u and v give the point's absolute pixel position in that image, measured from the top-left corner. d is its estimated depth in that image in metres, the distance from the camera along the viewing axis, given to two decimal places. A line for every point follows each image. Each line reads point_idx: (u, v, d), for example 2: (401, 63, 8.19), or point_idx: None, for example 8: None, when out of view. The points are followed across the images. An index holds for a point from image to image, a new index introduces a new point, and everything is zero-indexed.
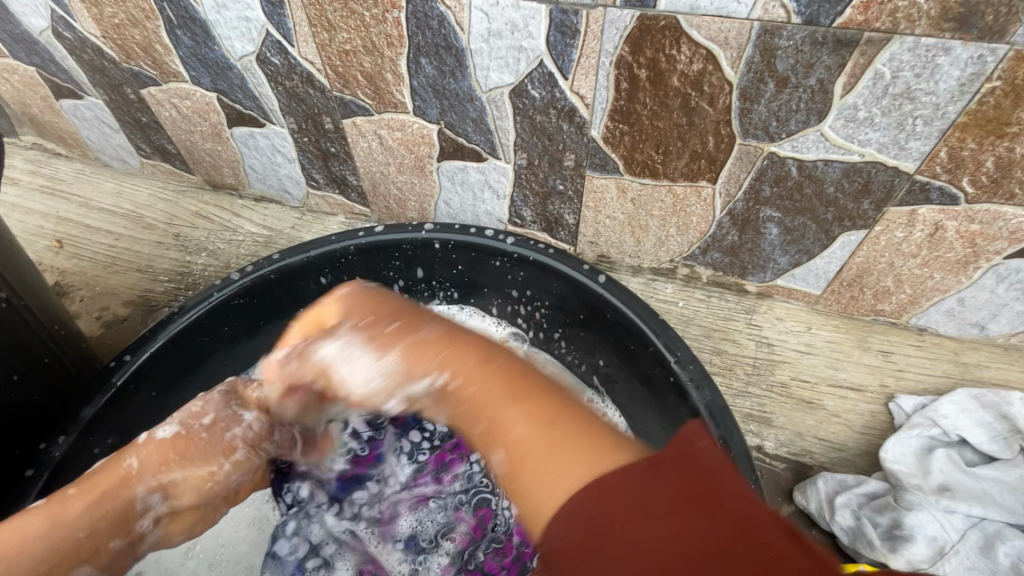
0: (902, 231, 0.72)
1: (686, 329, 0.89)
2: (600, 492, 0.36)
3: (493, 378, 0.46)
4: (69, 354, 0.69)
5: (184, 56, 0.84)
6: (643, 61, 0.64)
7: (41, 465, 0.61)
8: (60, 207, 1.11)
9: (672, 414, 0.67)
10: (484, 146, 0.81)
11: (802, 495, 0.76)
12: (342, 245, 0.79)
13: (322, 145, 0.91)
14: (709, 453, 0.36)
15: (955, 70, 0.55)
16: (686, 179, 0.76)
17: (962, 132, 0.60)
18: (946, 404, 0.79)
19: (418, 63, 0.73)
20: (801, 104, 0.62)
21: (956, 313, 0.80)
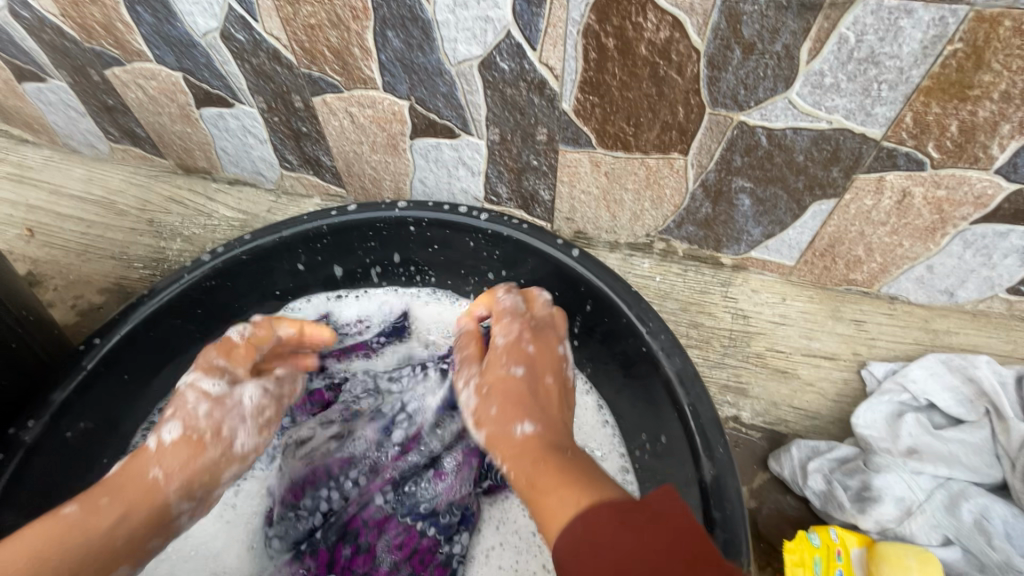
0: (871, 198, 0.72)
1: (663, 303, 0.90)
2: (592, 515, 0.42)
3: (526, 453, 0.51)
4: (38, 339, 0.68)
5: (146, 35, 0.82)
6: (610, 30, 0.63)
7: (12, 449, 0.60)
8: (29, 195, 1.09)
9: (644, 385, 0.67)
10: (456, 121, 0.80)
11: (776, 462, 0.78)
12: (315, 225, 0.78)
13: (294, 125, 0.90)
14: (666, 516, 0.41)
15: (917, 33, 0.55)
16: (658, 152, 0.75)
17: (925, 96, 0.60)
18: (916, 369, 0.80)
19: (384, 36, 0.72)
20: (768, 71, 0.62)
21: (925, 280, 0.82)
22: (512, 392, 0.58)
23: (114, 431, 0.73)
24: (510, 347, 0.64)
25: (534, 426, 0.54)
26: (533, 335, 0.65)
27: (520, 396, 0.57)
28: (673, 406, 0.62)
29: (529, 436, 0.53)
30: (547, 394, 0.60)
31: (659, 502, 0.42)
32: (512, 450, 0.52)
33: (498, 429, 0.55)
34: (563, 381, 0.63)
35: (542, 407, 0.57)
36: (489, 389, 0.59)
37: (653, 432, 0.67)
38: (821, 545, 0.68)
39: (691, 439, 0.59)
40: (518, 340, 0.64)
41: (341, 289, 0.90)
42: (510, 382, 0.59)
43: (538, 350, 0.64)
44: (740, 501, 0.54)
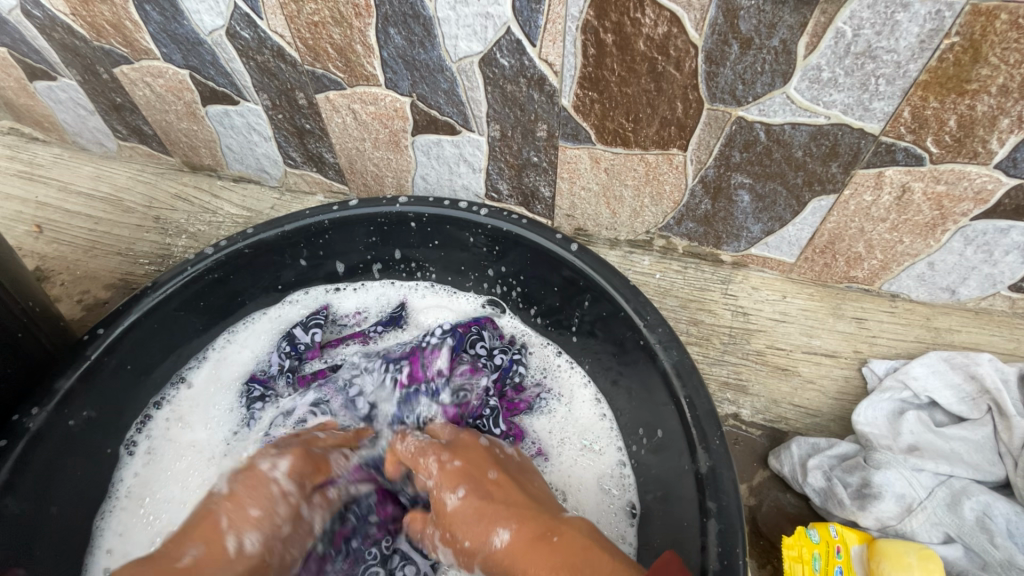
0: (870, 194, 0.72)
1: (663, 300, 0.90)
2: None
3: (519, 554, 0.56)
4: (45, 330, 0.69)
5: (155, 33, 0.84)
6: (609, 26, 0.64)
7: (15, 436, 0.61)
8: (39, 192, 1.11)
9: (642, 379, 0.67)
10: (457, 118, 0.81)
11: (776, 459, 0.77)
12: (317, 220, 0.79)
13: (297, 122, 0.91)
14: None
15: (914, 27, 0.55)
16: (657, 148, 0.76)
17: (923, 90, 0.60)
18: (917, 367, 0.80)
19: (386, 33, 0.73)
20: (766, 66, 0.63)
21: (926, 277, 0.81)
22: (460, 508, 0.60)
23: (114, 422, 0.74)
24: (441, 476, 0.63)
25: (509, 529, 0.58)
26: (450, 450, 0.65)
27: (478, 510, 0.60)
28: (670, 399, 0.62)
29: (510, 544, 0.57)
30: (495, 488, 0.61)
31: (665, 566, 0.50)
32: (511, 562, 0.56)
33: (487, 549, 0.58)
34: (498, 464, 0.65)
35: (503, 504, 0.60)
36: (448, 531, 0.61)
37: (649, 427, 0.67)
38: (820, 542, 0.68)
39: (688, 432, 0.59)
40: (440, 466, 0.64)
41: (341, 282, 0.90)
42: (456, 510, 0.61)
43: (463, 460, 0.64)
44: (736, 493, 0.54)
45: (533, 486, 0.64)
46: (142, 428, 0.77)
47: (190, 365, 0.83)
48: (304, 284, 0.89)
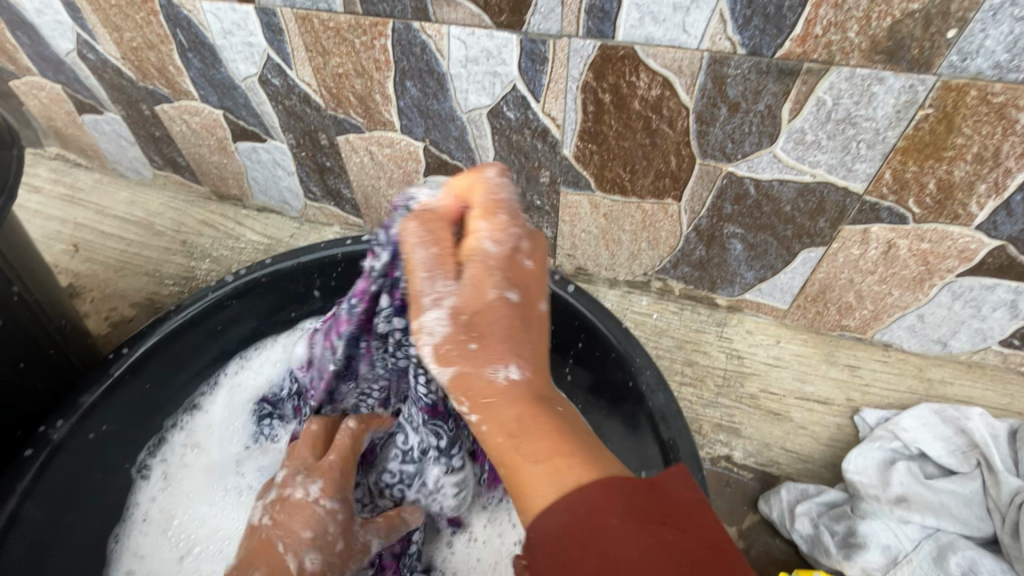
0: (858, 248, 0.75)
1: (658, 340, 0.92)
2: (590, 508, 0.37)
3: (512, 401, 0.44)
4: (71, 347, 0.76)
5: (194, 77, 0.92)
6: (606, 87, 0.69)
7: (39, 446, 0.65)
8: (78, 214, 1.19)
9: (628, 420, 0.70)
10: (466, 162, 0.86)
11: (765, 503, 0.78)
12: (331, 252, 0.84)
13: (319, 160, 0.97)
14: (682, 498, 0.39)
15: (889, 98, 0.59)
16: (652, 197, 0.80)
17: (902, 155, 0.63)
18: (907, 418, 0.81)
19: (403, 86, 0.79)
20: (753, 128, 0.67)
21: (917, 329, 0.83)
22: (497, 323, 0.45)
23: (134, 438, 0.78)
24: (502, 270, 0.45)
25: (522, 371, 0.45)
26: (530, 245, 0.48)
27: (509, 334, 0.45)
28: (654, 440, 0.64)
29: (518, 383, 0.44)
30: (535, 322, 0.47)
31: (670, 481, 0.40)
32: (495, 404, 0.44)
33: (496, 377, 0.44)
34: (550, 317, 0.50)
35: (534, 344, 0.47)
36: (467, 336, 0.45)
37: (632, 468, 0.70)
38: None
39: None
40: (510, 272, 0.45)
41: None
42: (503, 371, 0.44)
43: (535, 268, 0.48)
44: None
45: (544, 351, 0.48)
46: (154, 452, 0.81)
47: (202, 391, 0.86)
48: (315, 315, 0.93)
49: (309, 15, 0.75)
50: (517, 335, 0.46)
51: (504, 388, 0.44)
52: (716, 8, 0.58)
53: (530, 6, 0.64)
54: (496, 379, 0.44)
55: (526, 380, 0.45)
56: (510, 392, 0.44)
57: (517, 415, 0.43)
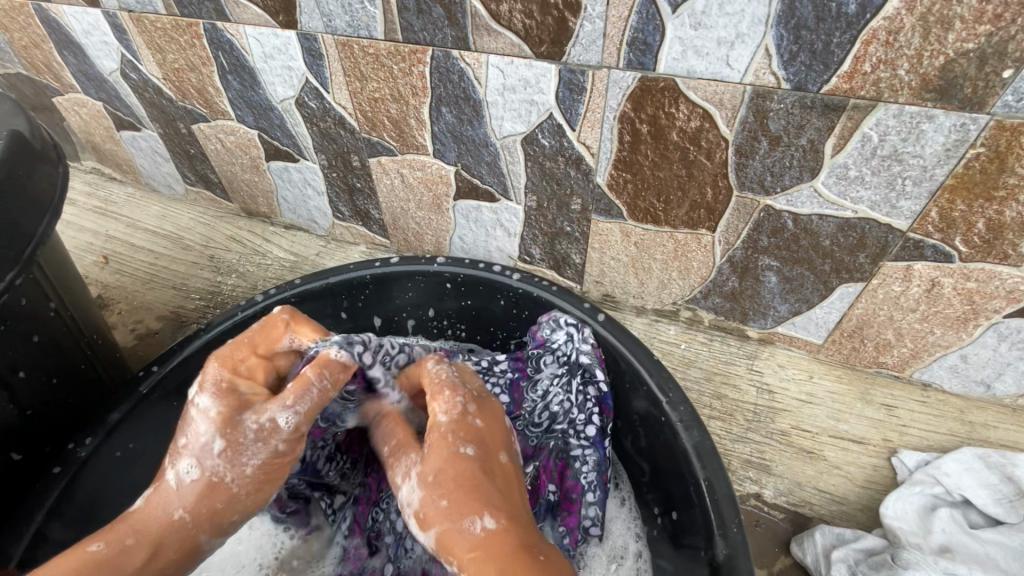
0: (899, 285, 0.73)
1: (687, 371, 0.91)
2: None
3: (457, 491, 0.51)
4: (100, 363, 0.76)
5: (232, 98, 0.93)
6: (644, 118, 0.69)
7: (67, 464, 0.64)
8: (110, 226, 1.21)
9: (659, 455, 0.68)
10: (497, 187, 0.86)
11: (798, 546, 0.75)
12: (359, 274, 0.84)
13: (349, 181, 0.98)
14: None
15: (939, 136, 0.58)
16: (686, 227, 0.79)
17: (950, 194, 0.62)
18: (949, 463, 0.77)
19: (439, 111, 0.80)
20: (794, 162, 0.66)
21: (959, 369, 0.80)
22: (484, 428, 0.57)
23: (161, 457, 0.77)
24: (457, 423, 0.56)
25: (472, 449, 0.54)
26: (478, 405, 0.58)
27: (480, 435, 0.56)
28: (689, 478, 0.62)
29: (477, 466, 0.53)
30: (492, 431, 0.57)
31: None
32: (447, 496, 0.51)
33: (436, 460, 0.53)
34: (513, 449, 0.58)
35: (487, 447, 0.55)
36: (454, 436, 0.55)
37: (663, 506, 0.68)
38: None
39: (706, 514, 0.59)
40: (462, 414, 0.57)
41: None
42: (457, 465, 0.52)
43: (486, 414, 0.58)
44: None
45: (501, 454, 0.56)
46: None
47: None
48: None
49: (350, 41, 0.76)
50: (468, 432, 0.55)
51: (452, 470, 0.53)
52: (761, 43, 0.58)
53: (571, 38, 0.64)
54: (453, 454, 0.54)
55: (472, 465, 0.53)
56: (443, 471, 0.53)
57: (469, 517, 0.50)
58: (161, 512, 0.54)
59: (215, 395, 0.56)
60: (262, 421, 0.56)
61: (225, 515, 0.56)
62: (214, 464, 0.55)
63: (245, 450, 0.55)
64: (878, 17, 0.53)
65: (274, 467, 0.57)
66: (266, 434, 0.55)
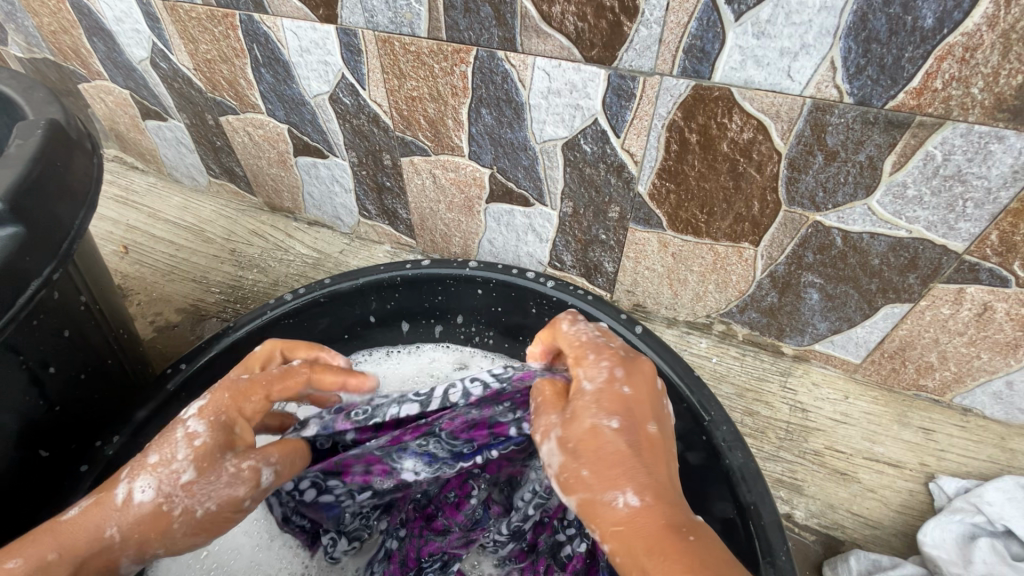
0: (948, 308, 0.71)
1: (718, 385, 0.88)
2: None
3: (606, 457, 0.47)
4: (126, 358, 0.75)
5: (264, 91, 0.92)
6: (694, 127, 0.66)
7: (93, 462, 0.63)
8: (130, 216, 1.20)
9: (699, 476, 0.66)
10: (532, 192, 0.84)
11: (832, 571, 0.73)
12: (390, 275, 0.82)
13: (379, 179, 0.97)
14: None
15: (1008, 157, 0.56)
16: (728, 240, 0.77)
17: (1014, 217, 0.60)
18: (991, 491, 0.74)
19: (478, 113, 0.78)
20: (849, 178, 0.64)
21: (1004, 396, 0.78)
22: (633, 397, 0.50)
23: None
24: (604, 391, 0.50)
25: (619, 419, 0.49)
26: (626, 369, 0.52)
27: (629, 402, 0.50)
28: (733, 500, 0.60)
29: (619, 435, 0.48)
30: (644, 400, 0.51)
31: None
32: (594, 465, 0.47)
33: (589, 422, 0.49)
34: (660, 416, 0.51)
35: (645, 409, 0.50)
36: (607, 404, 0.49)
37: None
38: None
39: (752, 540, 0.58)
40: (609, 381, 0.51)
41: (399, 342, 0.93)
42: (603, 444, 0.47)
43: (633, 387, 0.51)
44: None
45: (650, 418, 0.50)
46: None
47: None
48: (368, 337, 0.91)
49: (391, 38, 0.74)
50: (620, 400, 0.50)
51: (603, 436, 0.48)
52: (827, 55, 0.56)
53: (625, 43, 0.62)
54: (603, 425, 0.48)
55: (619, 430, 0.48)
56: (597, 431, 0.48)
57: (613, 484, 0.46)
58: (95, 526, 0.47)
59: (211, 424, 0.51)
60: (241, 464, 0.51)
61: (151, 547, 0.49)
62: (174, 496, 0.48)
63: (208, 491, 0.49)
64: (957, 33, 0.51)
65: (226, 510, 0.50)
66: (246, 471, 0.51)
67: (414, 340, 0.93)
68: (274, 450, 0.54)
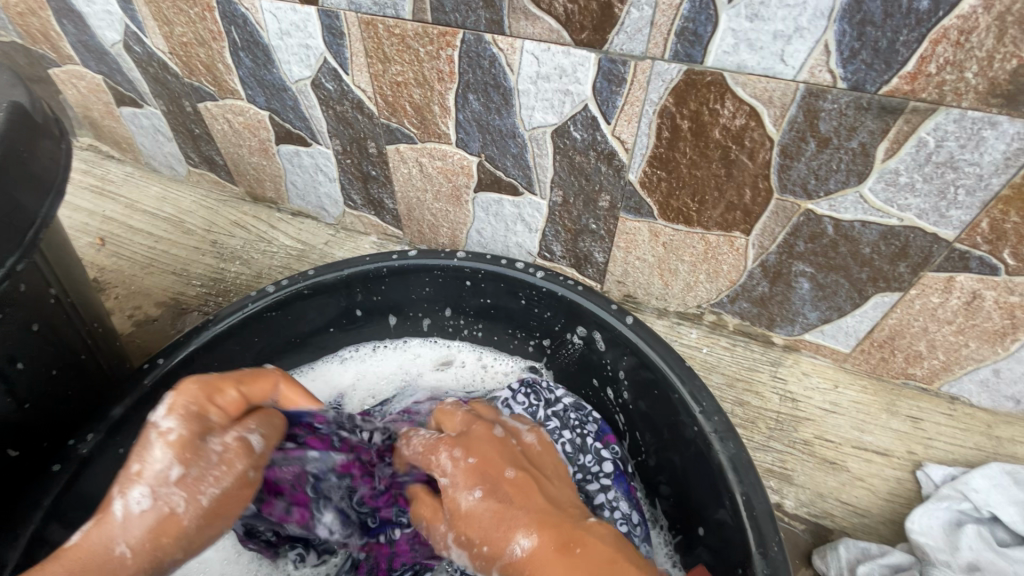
0: (938, 296, 0.71)
1: (709, 376, 0.88)
2: None
3: (486, 515, 0.54)
4: (102, 352, 0.72)
5: (243, 76, 0.89)
6: (686, 113, 0.65)
7: (67, 462, 0.60)
8: (106, 206, 1.16)
9: (690, 468, 0.66)
10: (521, 180, 0.83)
11: (821, 560, 0.73)
12: (375, 266, 0.80)
13: (364, 168, 0.94)
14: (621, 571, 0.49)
15: (1000, 144, 0.55)
16: (719, 229, 0.76)
17: (1004, 205, 0.59)
18: (977, 478, 0.75)
19: (465, 99, 0.76)
20: (842, 165, 0.63)
21: (990, 383, 0.79)
22: (478, 453, 0.60)
23: None
24: (459, 471, 0.58)
25: (478, 489, 0.56)
26: (464, 446, 0.60)
27: (479, 459, 0.60)
28: (724, 492, 0.60)
29: (487, 501, 0.55)
30: (500, 473, 0.57)
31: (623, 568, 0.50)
32: (484, 531, 0.54)
33: (459, 489, 0.57)
34: (517, 460, 0.61)
35: (498, 463, 0.59)
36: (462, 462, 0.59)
37: (692, 521, 0.68)
38: None
39: (745, 531, 0.57)
40: (455, 463, 0.59)
41: (387, 335, 0.91)
42: (471, 509, 0.55)
43: (478, 456, 0.60)
44: None
45: (517, 477, 0.58)
46: None
47: None
48: (353, 332, 0.89)
49: (375, 21, 0.71)
50: (478, 470, 0.58)
51: (473, 505, 0.55)
52: (821, 38, 0.55)
53: (615, 26, 0.61)
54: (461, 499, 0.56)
55: (481, 492, 0.56)
56: (470, 498, 0.56)
57: (504, 535, 0.53)
58: (102, 548, 0.47)
59: (183, 417, 0.51)
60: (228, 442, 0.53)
61: (168, 551, 0.49)
62: (173, 493, 0.49)
63: (206, 475, 0.51)
64: (952, 15, 0.50)
65: (236, 488, 0.53)
66: (232, 455, 0.53)
67: (402, 333, 0.92)
68: (251, 418, 0.56)
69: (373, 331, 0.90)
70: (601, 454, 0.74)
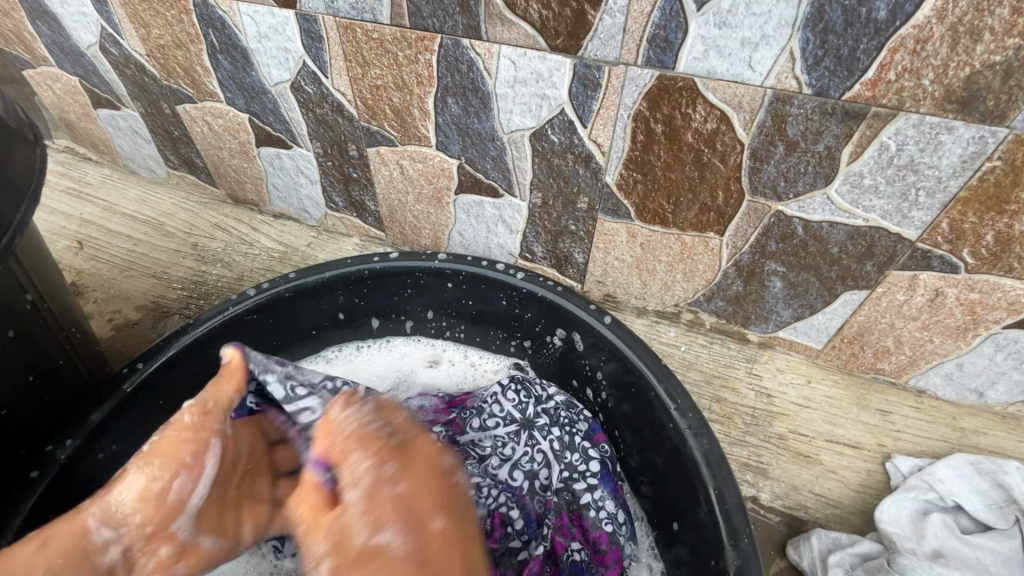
0: (903, 294, 0.74)
1: (687, 373, 0.90)
2: None
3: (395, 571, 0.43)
4: (80, 356, 0.72)
5: (222, 79, 0.88)
6: (660, 117, 0.67)
7: (45, 468, 0.60)
8: (84, 209, 1.14)
9: (666, 464, 0.68)
10: (501, 182, 0.84)
11: (795, 550, 0.75)
12: (357, 268, 0.81)
13: (345, 170, 0.94)
14: None
15: (957, 148, 0.58)
16: (694, 230, 0.78)
17: (962, 206, 0.62)
18: (943, 469, 0.78)
19: (444, 102, 0.76)
20: (809, 168, 0.65)
21: (955, 377, 0.82)
22: (424, 487, 0.50)
23: None
24: (369, 494, 0.47)
25: (393, 529, 0.45)
26: (396, 460, 0.50)
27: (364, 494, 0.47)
28: (698, 486, 0.62)
29: (366, 531, 0.45)
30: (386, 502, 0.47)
31: None
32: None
33: (374, 526, 0.45)
34: (447, 497, 0.51)
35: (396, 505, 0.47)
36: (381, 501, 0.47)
37: (667, 515, 0.70)
38: None
39: (716, 524, 0.59)
40: (377, 481, 0.48)
41: (370, 337, 0.92)
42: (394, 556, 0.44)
43: (409, 482, 0.49)
44: None
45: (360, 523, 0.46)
46: None
47: None
48: (336, 334, 0.89)
49: (353, 25, 0.72)
50: (369, 506, 0.46)
51: (383, 548, 0.44)
52: (786, 45, 0.56)
53: (589, 32, 0.62)
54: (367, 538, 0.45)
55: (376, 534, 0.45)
56: (379, 539, 0.45)
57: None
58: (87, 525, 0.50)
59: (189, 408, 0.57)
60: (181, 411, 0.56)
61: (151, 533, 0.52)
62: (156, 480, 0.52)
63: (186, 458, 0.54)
64: (908, 25, 0.52)
65: (176, 435, 0.54)
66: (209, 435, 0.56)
67: (385, 335, 0.92)
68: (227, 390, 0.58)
69: (356, 333, 0.91)
70: (588, 453, 0.74)
